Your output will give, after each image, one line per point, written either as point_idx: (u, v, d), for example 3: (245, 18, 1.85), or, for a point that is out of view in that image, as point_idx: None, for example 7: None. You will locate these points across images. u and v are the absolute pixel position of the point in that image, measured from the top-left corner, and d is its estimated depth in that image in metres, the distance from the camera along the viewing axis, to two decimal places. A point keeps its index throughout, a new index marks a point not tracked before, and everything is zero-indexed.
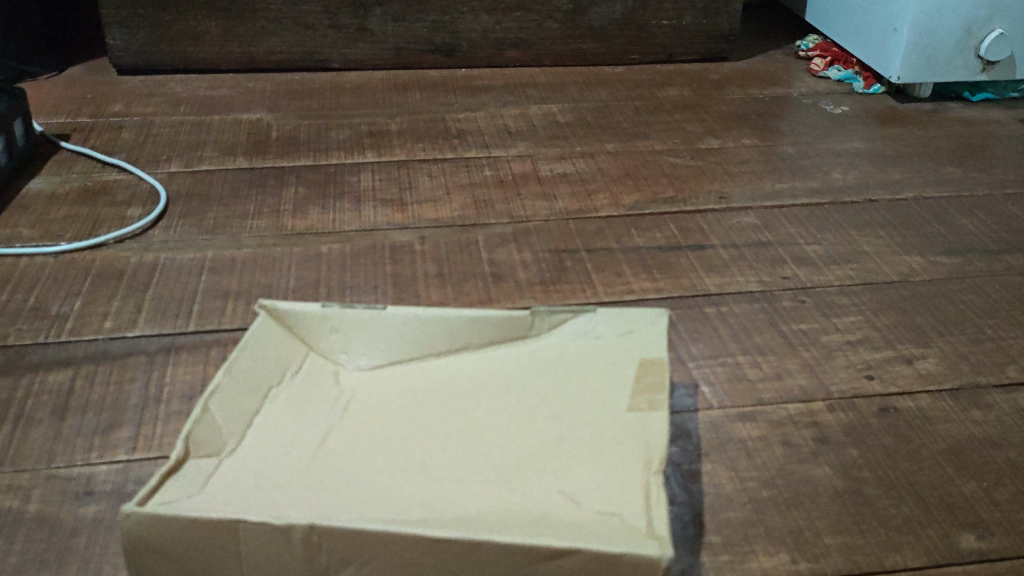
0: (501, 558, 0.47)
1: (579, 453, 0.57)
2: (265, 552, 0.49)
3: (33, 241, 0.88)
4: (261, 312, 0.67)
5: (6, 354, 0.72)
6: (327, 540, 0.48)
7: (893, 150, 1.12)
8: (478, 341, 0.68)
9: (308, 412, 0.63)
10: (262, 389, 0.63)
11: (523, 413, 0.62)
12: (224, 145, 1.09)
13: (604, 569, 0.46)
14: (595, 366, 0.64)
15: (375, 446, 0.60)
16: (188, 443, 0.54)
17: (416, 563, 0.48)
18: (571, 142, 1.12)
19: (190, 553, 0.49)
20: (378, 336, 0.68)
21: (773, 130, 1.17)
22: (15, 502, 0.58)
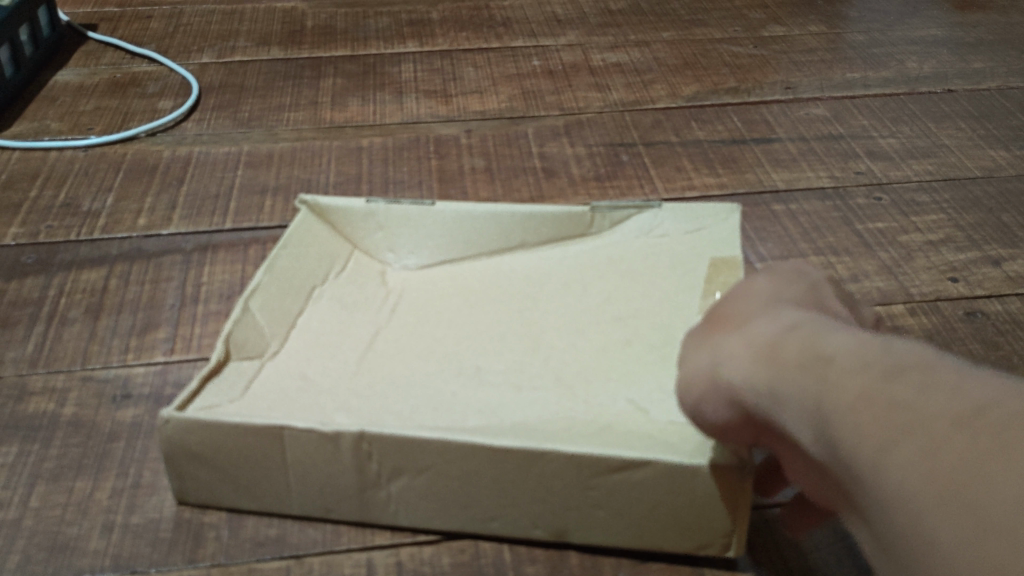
0: (565, 469, 0.43)
1: (646, 359, 0.53)
2: (312, 461, 0.46)
3: (63, 134, 0.84)
4: (303, 208, 0.63)
5: (38, 253, 0.69)
6: (378, 449, 0.44)
7: (973, 37, 1.04)
8: (532, 241, 0.64)
9: (355, 314, 0.59)
10: (305, 290, 0.59)
11: (584, 316, 0.58)
12: (258, 35, 1.03)
13: (678, 482, 0.42)
14: (661, 265, 0.60)
15: (427, 350, 0.56)
16: (229, 344, 0.51)
17: (474, 473, 0.44)
18: (625, 31, 1.05)
19: (234, 460, 0.46)
20: (428, 235, 0.64)
21: (841, 16, 1.09)
22: (51, 405, 0.56)
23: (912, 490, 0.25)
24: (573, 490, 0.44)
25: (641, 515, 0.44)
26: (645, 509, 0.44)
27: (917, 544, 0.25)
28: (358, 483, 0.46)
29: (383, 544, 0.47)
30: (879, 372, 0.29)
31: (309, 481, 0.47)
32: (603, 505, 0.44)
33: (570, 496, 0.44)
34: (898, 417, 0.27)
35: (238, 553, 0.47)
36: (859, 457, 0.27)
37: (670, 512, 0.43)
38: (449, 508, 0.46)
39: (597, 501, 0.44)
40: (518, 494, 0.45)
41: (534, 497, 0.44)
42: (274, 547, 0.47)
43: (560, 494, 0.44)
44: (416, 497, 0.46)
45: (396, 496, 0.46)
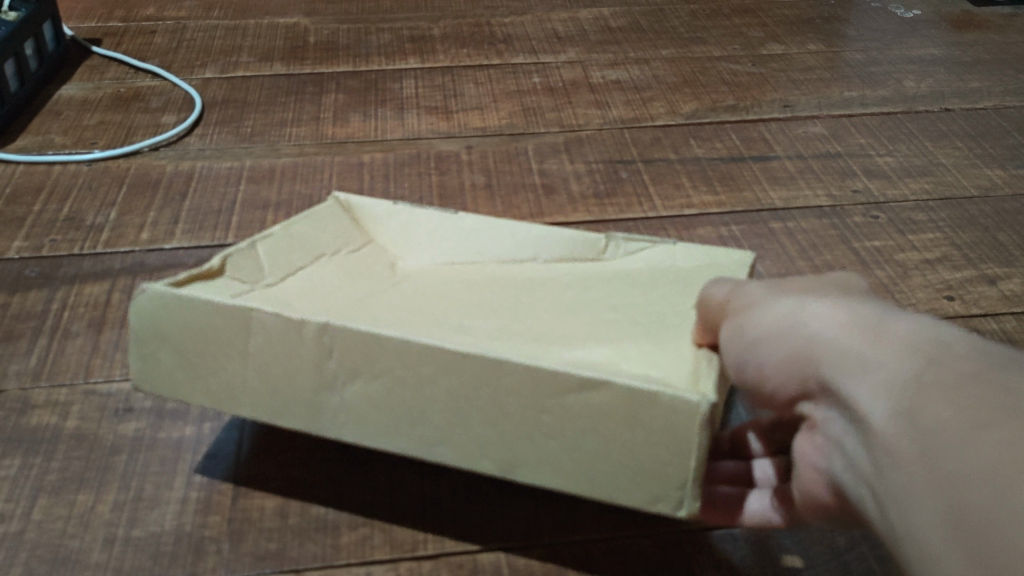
0: (521, 382, 0.43)
1: (630, 357, 0.51)
2: (279, 345, 0.46)
3: (67, 148, 0.85)
4: (334, 201, 0.65)
5: (41, 266, 0.70)
6: (341, 344, 0.45)
7: (970, 56, 1.05)
8: (547, 255, 0.62)
9: (348, 286, 0.59)
10: (313, 253, 0.60)
11: (568, 321, 0.57)
12: (261, 50, 1.04)
13: (634, 405, 0.41)
14: (669, 289, 0.58)
15: (410, 313, 0.56)
16: (225, 262, 0.55)
17: (429, 382, 0.44)
18: (625, 48, 1.05)
19: (208, 332, 0.47)
20: (445, 238, 0.64)
21: (839, 35, 1.10)
22: (53, 418, 0.56)
23: (1005, 464, 0.29)
24: (526, 411, 0.43)
25: (595, 454, 0.42)
26: (595, 439, 0.42)
27: (999, 513, 0.28)
28: (315, 380, 0.46)
29: (382, 558, 0.47)
30: (992, 363, 0.32)
31: (265, 385, 0.47)
32: (555, 434, 0.43)
33: (521, 416, 0.43)
34: (1000, 403, 0.30)
35: (238, 567, 0.47)
36: (953, 428, 0.31)
37: (620, 441, 0.42)
38: (400, 426, 0.45)
39: (547, 425, 0.43)
40: (466, 409, 0.44)
41: (485, 418, 0.44)
42: (275, 561, 0.47)
43: (511, 413, 0.43)
44: (368, 408, 0.45)
45: (349, 403, 0.46)
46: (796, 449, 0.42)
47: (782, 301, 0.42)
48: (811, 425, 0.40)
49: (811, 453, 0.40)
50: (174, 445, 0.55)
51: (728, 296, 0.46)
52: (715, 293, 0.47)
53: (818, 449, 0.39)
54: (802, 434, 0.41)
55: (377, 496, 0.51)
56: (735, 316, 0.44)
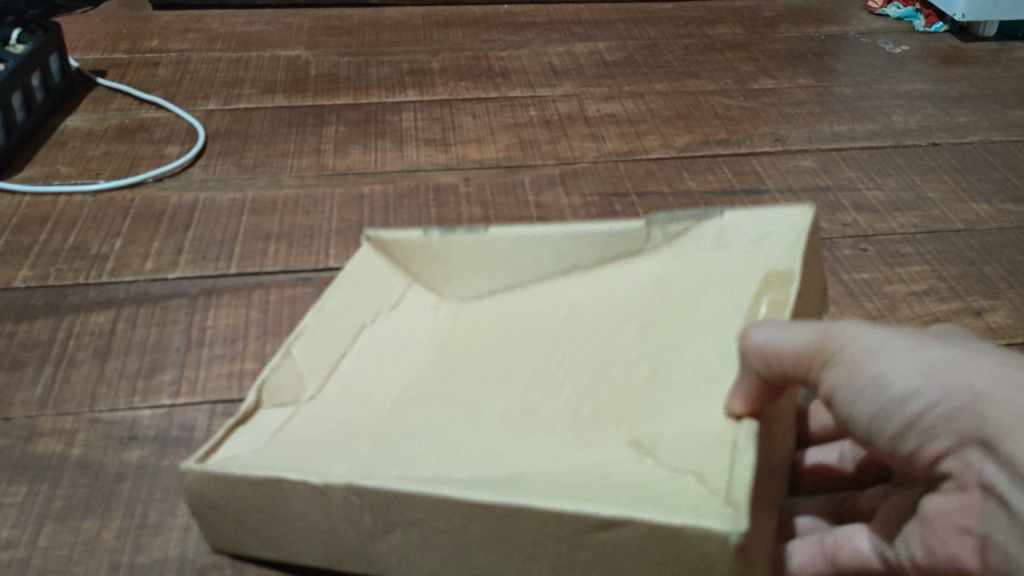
0: (544, 526, 0.41)
1: (677, 398, 0.51)
2: (312, 508, 0.46)
3: (72, 179, 0.86)
4: (367, 243, 0.69)
5: (47, 295, 0.71)
6: (367, 502, 0.44)
7: (957, 91, 1.07)
8: (588, 261, 0.66)
9: (392, 351, 0.62)
10: (354, 329, 0.63)
11: (607, 363, 0.57)
12: (263, 82, 1.06)
13: (663, 542, 0.39)
14: (712, 284, 0.59)
15: (447, 387, 0.58)
16: (262, 391, 0.54)
17: (459, 527, 0.43)
18: (619, 82, 1.08)
19: (242, 499, 0.47)
20: (480, 258, 0.67)
21: (829, 70, 1.12)
22: (59, 446, 0.57)
23: None
24: (558, 547, 0.42)
25: (640, 575, 0.41)
26: (634, 568, 0.41)
27: None
28: (356, 531, 0.46)
29: None
30: None
31: (311, 527, 0.47)
32: (593, 561, 0.42)
33: (559, 555, 0.42)
34: None
35: None
36: None
37: (658, 569, 0.40)
38: (446, 559, 0.45)
39: (586, 560, 0.42)
40: (506, 548, 0.43)
41: (524, 552, 0.43)
42: None
43: (550, 554, 0.42)
44: (411, 546, 0.45)
45: (396, 549, 0.46)
46: (926, 502, 0.40)
47: (909, 350, 0.40)
48: (959, 485, 0.38)
49: (959, 516, 0.38)
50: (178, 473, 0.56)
51: (809, 340, 0.43)
52: (775, 337, 0.44)
53: (969, 509, 0.37)
54: (943, 491, 0.39)
55: None
56: (836, 362, 0.42)
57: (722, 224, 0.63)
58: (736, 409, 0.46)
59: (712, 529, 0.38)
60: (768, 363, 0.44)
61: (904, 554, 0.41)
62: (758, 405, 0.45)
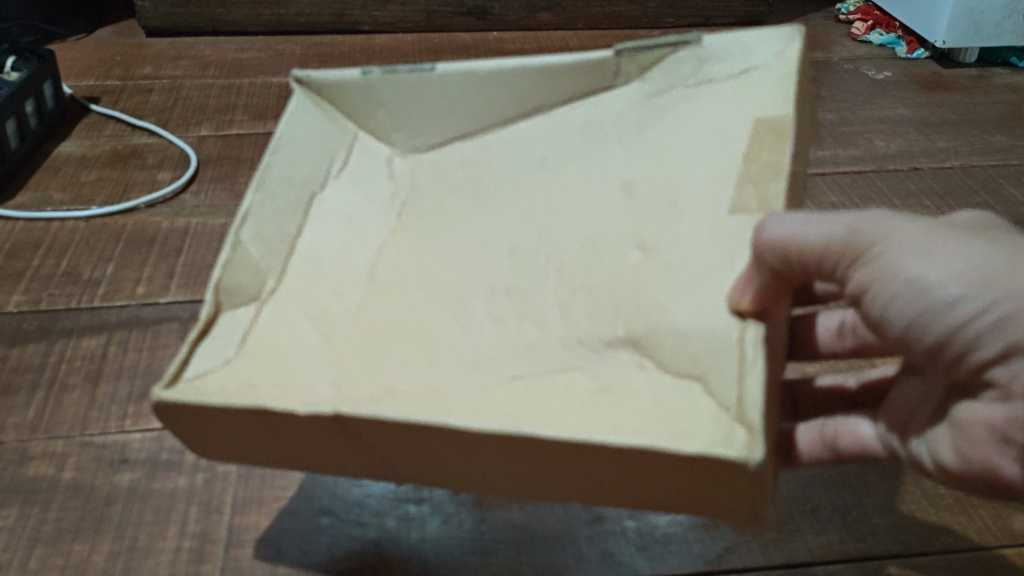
0: (548, 452, 0.37)
1: (674, 281, 0.47)
2: (289, 432, 0.41)
3: (64, 205, 0.87)
4: (297, 83, 0.69)
5: (39, 320, 0.72)
6: (350, 430, 0.40)
7: (938, 117, 1.09)
8: (550, 100, 0.67)
9: (352, 217, 0.64)
10: (306, 198, 0.63)
11: (596, 235, 0.55)
12: (255, 109, 1.07)
13: (681, 469, 0.36)
14: (695, 131, 0.57)
15: (419, 272, 0.58)
16: (220, 292, 0.52)
17: (450, 451, 0.39)
18: None
19: (212, 425, 0.42)
20: (428, 100, 0.68)
21: (813, 96, 1.14)
22: (50, 469, 0.58)
23: None
24: (564, 470, 0.38)
25: (653, 490, 0.38)
26: (643, 489, 0.38)
27: None
28: (342, 452, 0.42)
29: None
30: None
31: (292, 449, 0.43)
32: (602, 480, 0.38)
33: (563, 476, 0.39)
34: None
35: None
36: None
37: (670, 490, 0.38)
38: (440, 475, 0.42)
39: (590, 478, 0.38)
40: (505, 468, 0.39)
41: (525, 472, 0.39)
42: None
43: (555, 474, 0.39)
44: (401, 466, 0.42)
45: (387, 471, 0.43)
46: (971, 412, 0.38)
47: (954, 248, 0.36)
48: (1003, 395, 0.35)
49: (1005, 428, 0.36)
50: (168, 495, 0.57)
51: (835, 231, 0.39)
52: (797, 228, 0.39)
53: (1015, 422, 0.35)
54: (989, 400, 0.37)
55: (365, 544, 0.54)
56: (867, 257, 0.38)
57: (698, 51, 0.62)
58: (743, 305, 0.41)
59: (732, 457, 0.34)
60: (787, 255, 0.39)
61: (944, 460, 0.40)
62: (767, 302, 0.41)
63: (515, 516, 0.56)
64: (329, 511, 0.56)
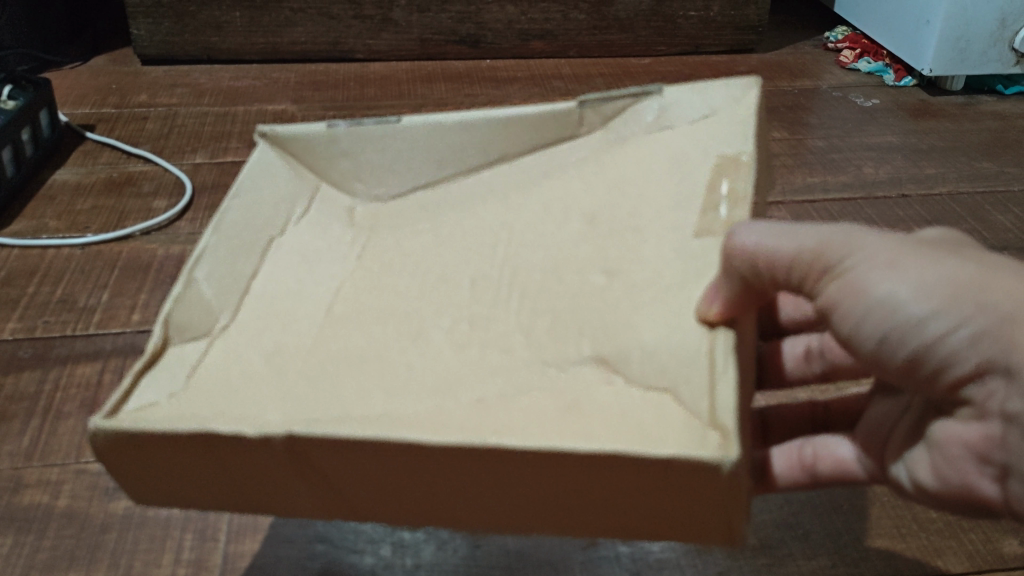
0: (514, 467, 0.37)
1: (637, 301, 0.48)
2: (243, 460, 0.41)
3: (60, 233, 0.88)
4: (261, 138, 0.70)
5: (34, 347, 0.72)
6: (304, 454, 0.39)
7: (926, 144, 1.10)
8: (512, 152, 0.69)
9: (311, 252, 0.65)
10: (256, 246, 0.63)
11: (561, 267, 0.55)
12: (250, 136, 1.08)
13: (651, 475, 0.36)
14: (653, 171, 0.59)
15: (377, 304, 0.57)
16: (169, 327, 0.52)
17: (414, 471, 0.39)
18: None
19: (164, 459, 0.41)
20: (395, 152, 0.70)
21: (802, 123, 1.15)
22: (45, 497, 0.58)
23: None
24: (530, 485, 0.38)
25: (622, 505, 0.38)
26: (615, 500, 0.38)
27: None
28: (298, 482, 0.41)
29: None
30: None
31: (246, 481, 0.42)
32: (570, 499, 0.38)
33: (532, 492, 0.39)
34: None
35: None
36: None
37: (642, 500, 0.38)
38: (402, 501, 0.41)
39: (560, 493, 0.38)
40: (472, 488, 0.39)
41: (490, 490, 0.39)
42: None
43: (522, 491, 0.39)
44: (360, 494, 0.41)
45: (346, 497, 0.42)
46: (944, 429, 0.40)
47: (928, 265, 0.37)
48: (978, 412, 0.37)
49: (980, 446, 0.38)
50: (163, 522, 0.57)
51: (806, 245, 0.39)
52: (767, 240, 0.40)
53: (991, 440, 0.37)
54: (961, 417, 0.39)
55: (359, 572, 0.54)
56: (838, 272, 0.38)
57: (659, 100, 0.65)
58: (712, 314, 0.43)
59: (706, 458, 0.34)
60: (757, 266, 0.40)
61: (918, 478, 0.42)
62: (734, 311, 0.42)
63: (510, 542, 0.56)
64: (323, 538, 0.56)
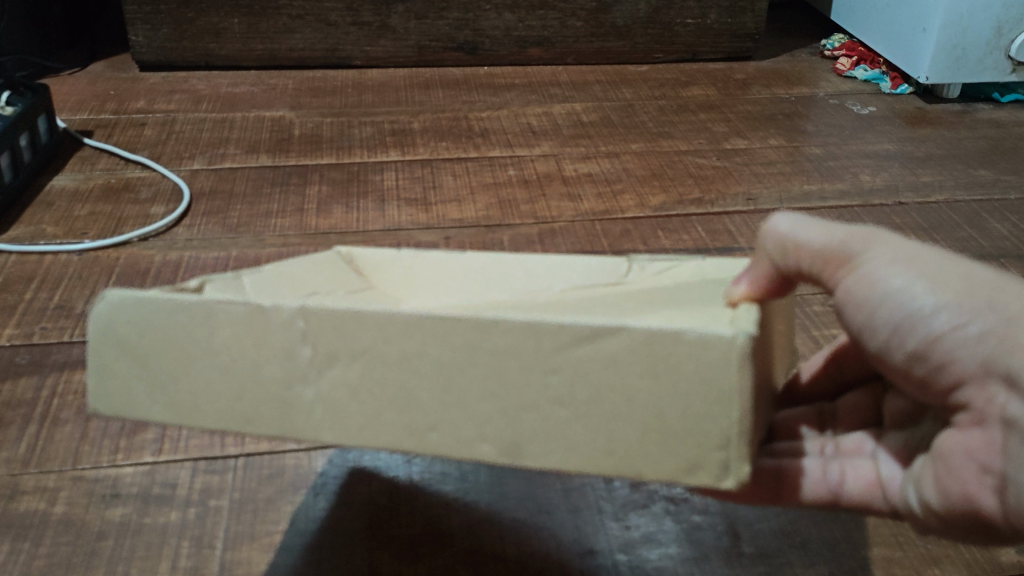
0: (522, 344, 0.40)
1: (684, 301, 0.47)
2: (249, 336, 0.43)
3: (58, 239, 0.88)
4: (336, 253, 0.58)
5: (32, 353, 0.72)
6: (316, 329, 0.42)
7: (922, 151, 1.11)
8: (564, 282, 0.55)
9: (360, 296, 0.51)
10: (303, 289, 0.51)
11: (590, 300, 0.50)
12: (247, 143, 1.08)
13: (654, 355, 0.38)
14: (699, 283, 0.51)
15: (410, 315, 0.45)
16: (207, 284, 0.48)
17: (418, 354, 0.41)
18: (596, 142, 1.11)
19: (174, 328, 0.44)
20: (452, 281, 0.55)
21: (799, 130, 1.16)
22: (41, 504, 0.58)
23: None
24: (531, 376, 0.40)
25: (613, 415, 0.39)
26: (612, 391, 0.39)
27: None
28: (286, 373, 0.42)
29: None
30: None
31: (234, 370, 0.43)
32: (566, 402, 0.40)
33: (525, 383, 0.40)
34: None
35: None
36: None
37: (633, 400, 0.39)
38: (384, 411, 0.42)
39: (556, 387, 0.40)
40: (468, 387, 0.41)
41: (485, 388, 0.40)
42: None
43: (521, 387, 0.40)
44: (348, 395, 0.42)
45: (326, 395, 0.42)
46: (948, 440, 0.40)
47: (945, 267, 0.40)
48: (977, 417, 0.38)
49: (979, 452, 0.38)
50: (160, 530, 0.57)
51: (833, 236, 0.43)
52: (802, 229, 0.44)
53: (991, 447, 0.37)
54: (963, 426, 0.39)
55: None
56: (859, 262, 0.42)
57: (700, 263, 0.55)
58: (736, 296, 0.44)
59: (716, 333, 0.38)
60: (785, 249, 0.44)
61: (926, 499, 0.42)
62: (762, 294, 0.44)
63: (509, 550, 0.56)
64: (321, 545, 0.56)
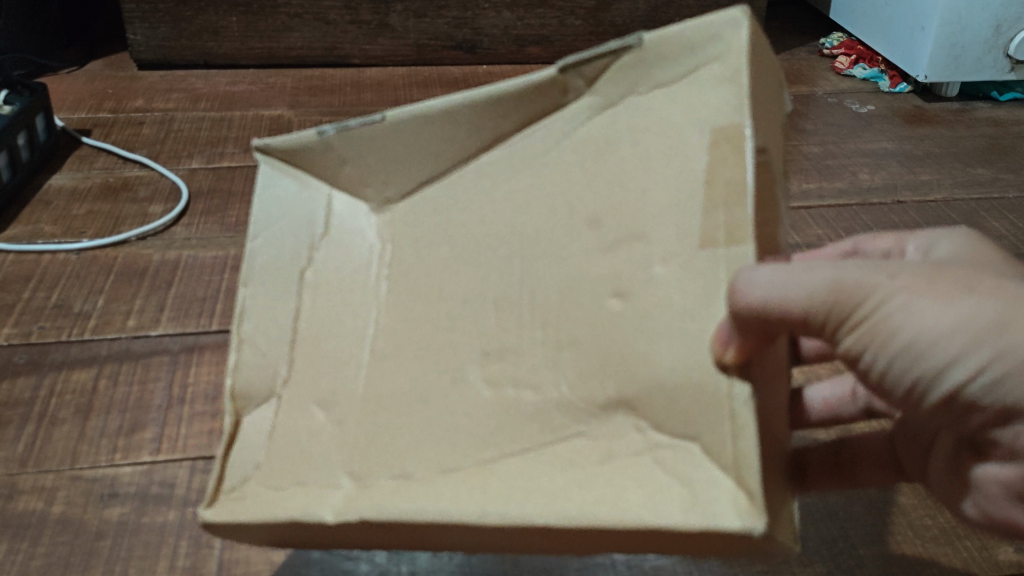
0: (565, 537, 0.39)
1: (654, 334, 0.42)
2: (332, 533, 0.43)
3: (57, 238, 0.87)
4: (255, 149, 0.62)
5: (30, 353, 0.72)
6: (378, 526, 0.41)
7: (921, 150, 1.11)
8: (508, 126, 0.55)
9: (349, 287, 0.57)
10: (289, 277, 0.57)
11: (574, 279, 0.47)
12: (246, 142, 1.08)
13: (689, 540, 0.37)
14: (660, 153, 0.47)
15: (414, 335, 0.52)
16: (234, 399, 0.52)
17: (481, 537, 0.41)
18: None
19: (264, 535, 0.44)
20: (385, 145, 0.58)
21: (797, 129, 1.16)
22: (40, 503, 0.58)
23: None
24: (586, 544, 0.40)
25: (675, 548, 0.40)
26: (663, 544, 0.39)
27: None
28: (384, 540, 0.44)
29: None
30: None
31: (339, 540, 0.45)
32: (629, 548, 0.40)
33: (586, 547, 0.40)
34: None
35: None
36: None
37: (684, 546, 0.39)
38: (481, 546, 0.44)
39: (613, 547, 0.40)
40: (537, 545, 0.41)
41: (551, 545, 0.41)
42: None
43: (586, 547, 0.40)
44: (446, 544, 0.44)
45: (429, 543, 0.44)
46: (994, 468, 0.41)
47: (957, 302, 0.37)
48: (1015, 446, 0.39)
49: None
50: (158, 530, 0.57)
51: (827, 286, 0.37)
52: (783, 281, 0.37)
53: None
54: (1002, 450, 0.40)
55: None
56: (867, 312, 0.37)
57: (645, 49, 0.49)
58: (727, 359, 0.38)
59: (734, 530, 0.35)
60: (771, 317, 0.37)
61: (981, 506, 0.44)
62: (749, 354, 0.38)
63: None
64: (319, 545, 0.56)
